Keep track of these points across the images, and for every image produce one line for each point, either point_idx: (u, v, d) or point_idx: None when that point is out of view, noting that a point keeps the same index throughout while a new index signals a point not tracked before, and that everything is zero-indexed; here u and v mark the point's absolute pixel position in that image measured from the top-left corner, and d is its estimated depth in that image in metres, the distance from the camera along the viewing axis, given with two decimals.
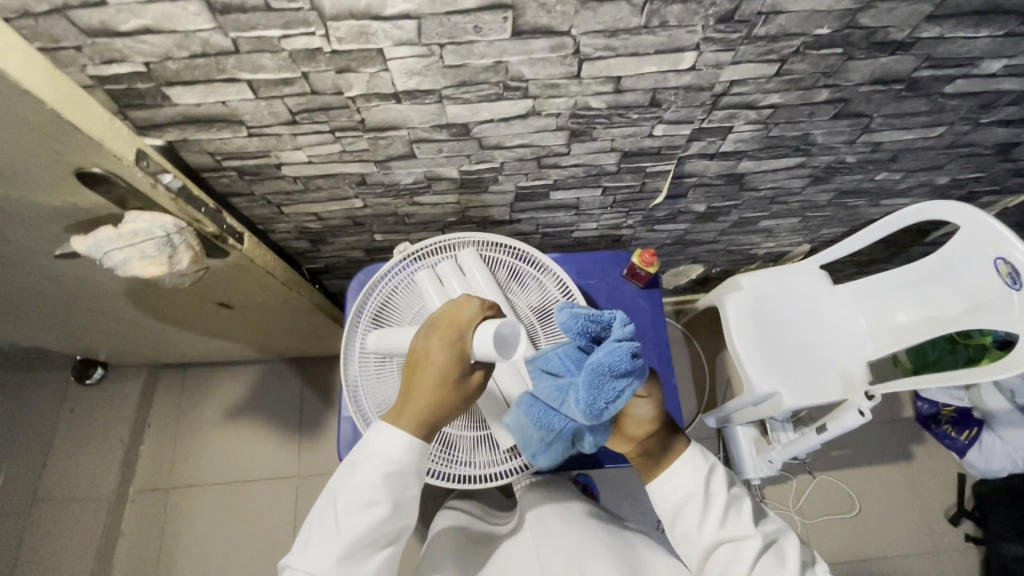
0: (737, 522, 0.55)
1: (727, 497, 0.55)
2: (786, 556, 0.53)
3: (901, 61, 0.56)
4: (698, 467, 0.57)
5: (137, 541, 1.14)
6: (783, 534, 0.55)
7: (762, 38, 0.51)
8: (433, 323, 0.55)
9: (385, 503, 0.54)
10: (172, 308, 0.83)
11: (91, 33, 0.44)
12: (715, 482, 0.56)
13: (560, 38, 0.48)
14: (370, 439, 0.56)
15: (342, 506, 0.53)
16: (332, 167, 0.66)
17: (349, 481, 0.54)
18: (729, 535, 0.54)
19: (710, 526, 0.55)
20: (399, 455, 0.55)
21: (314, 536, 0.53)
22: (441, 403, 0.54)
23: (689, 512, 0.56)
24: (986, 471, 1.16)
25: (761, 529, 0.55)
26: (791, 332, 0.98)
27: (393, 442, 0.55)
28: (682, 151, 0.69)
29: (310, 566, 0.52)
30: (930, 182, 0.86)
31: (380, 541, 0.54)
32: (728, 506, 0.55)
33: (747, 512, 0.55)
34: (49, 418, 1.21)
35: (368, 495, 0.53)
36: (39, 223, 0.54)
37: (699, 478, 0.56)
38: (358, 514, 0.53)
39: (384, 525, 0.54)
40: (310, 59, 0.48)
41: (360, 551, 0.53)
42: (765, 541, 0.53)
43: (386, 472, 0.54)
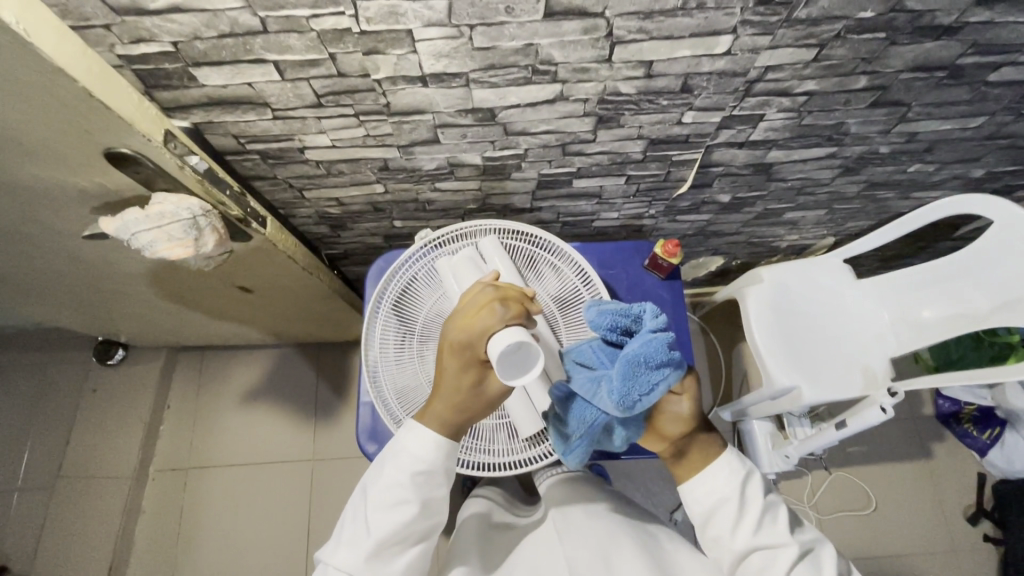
0: (773, 530, 0.54)
1: (763, 504, 0.55)
2: (822, 565, 0.53)
3: (946, 48, 0.54)
4: (735, 472, 0.56)
5: (157, 518, 1.17)
6: (818, 544, 0.55)
7: (802, 21, 0.49)
8: (453, 324, 0.54)
9: (414, 502, 0.54)
10: (193, 291, 0.84)
11: (121, 11, 0.43)
12: (751, 488, 0.56)
13: (593, 20, 0.47)
14: (400, 439, 0.57)
15: (372, 504, 0.54)
16: (355, 152, 0.65)
17: (379, 480, 0.55)
18: (765, 542, 0.53)
19: (744, 531, 0.54)
20: (428, 455, 0.55)
21: (345, 534, 0.54)
22: (459, 404, 0.54)
23: (722, 514, 0.55)
24: (1009, 470, 1.15)
25: (797, 537, 0.54)
26: (813, 326, 0.96)
27: (422, 442, 0.56)
28: (711, 139, 0.68)
29: (341, 563, 0.52)
30: (964, 174, 0.83)
31: (409, 540, 0.54)
32: (764, 512, 0.55)
33: (783, 520, 0.55)
34: (72, 397, 1.24)
35: (397, 494, 0.54)
36: (67, 203, 0.55)
37: (734, 481, 0.56)
38: (388, 512, 0.53)
39: (413, 524, 0.54)
40: (338, 40, 0.48)
41: (389, 549, 0.53)
42: (802, 550, 0.53)
43: (414, 472, 0.55)
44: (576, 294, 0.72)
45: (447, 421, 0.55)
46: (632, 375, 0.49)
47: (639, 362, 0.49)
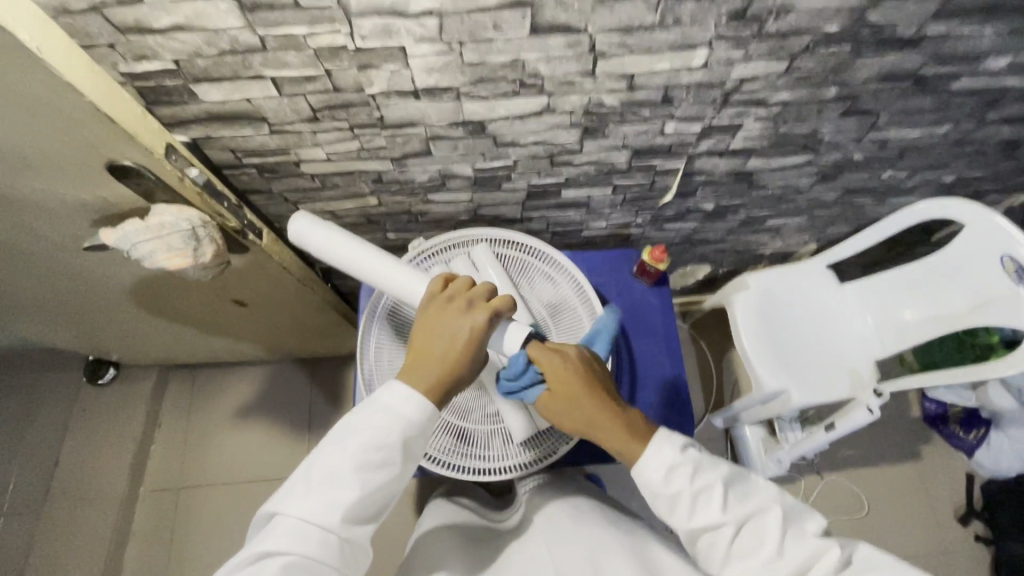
0: (707, 511, 0.52)
1: (691, 490, 0.52)
2: (766, 535, 0.51)
3: (909, 59, 0.58)
4: (657, 466, 0.53)
5: (148, 540, 1.15)
6: (762, 512, 0.52)
7: (772, 35, 0.52)
8: (468, 301, 0.55)
9: (398, 465, 0.51)
10: (188, 305, 0.84)
11: (125, 31, 0.45)
12: (677, 478, 0.52)
13: (576, 35, 0.50)
14: (388, 400, 0.52)
15: (354, 461, 0.49)
16: (349, 165, 0.67)
17: (363, 436, 0.50)
18: (702, 525, 0.52)
19: (680, 518, 0.53)
20: (417, 420, 0.52)
21: (316, 483, 0.49)
22: (464, 374, 0.54)
23: (658, 504, 0.54)
24: (994, 471, 1.17)
25: (734, 513, 0.51)
26: (800, 330, 0.99)
27: (411, 406, 0.52)
28: (693, 148, 0.71)
29: (309, 515, 0.47)
30: (936, 180, 0.87)
31: (380, 504, 0.51)
32: (694, 499, 0.52)
33: (717, 499, 0.51)
34: (62, 418, 1.23)
35: (385, 454, 0.50)
36: (67, 217, 0.56)
37: (660, 473, 0.53)
38: (371, 472, 0.50)
39: (389, 486, 0.51)
40: (334, 56, 0.50)
41: (361, 511, 0.49)
42: (738, 524, 0.51)
43: (406, 435, 0.52)
44: (569, 303, 0.74)
45: (448, 390, 0.54)
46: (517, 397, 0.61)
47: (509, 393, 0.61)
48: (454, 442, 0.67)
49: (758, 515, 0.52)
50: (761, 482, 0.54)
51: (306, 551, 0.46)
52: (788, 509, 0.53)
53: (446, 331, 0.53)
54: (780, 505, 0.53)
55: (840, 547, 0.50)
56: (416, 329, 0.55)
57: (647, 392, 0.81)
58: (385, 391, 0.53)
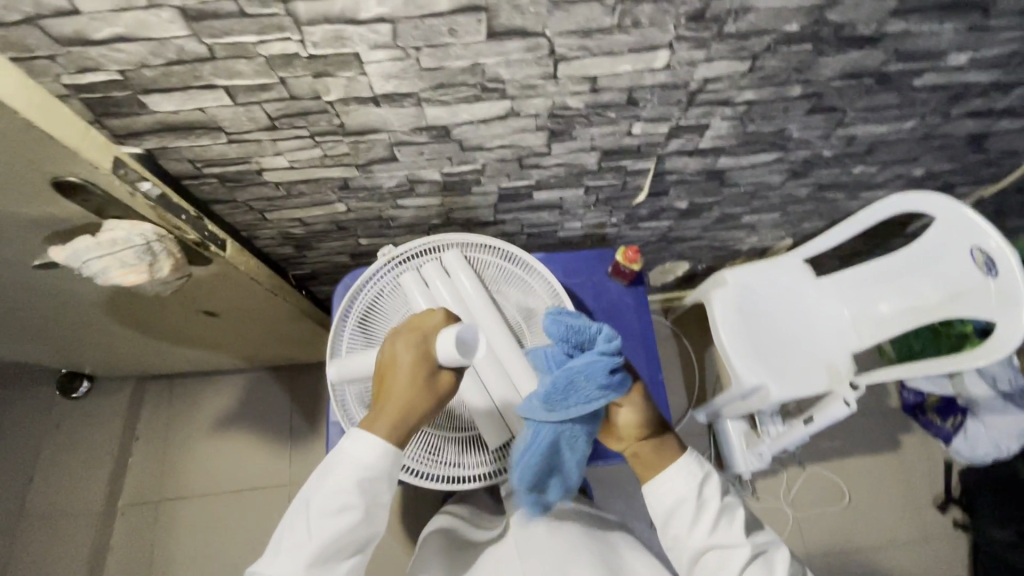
0: (728, 530, 0.56)
1: (718, 504, 0.57)
2: (774, 567, 0.55)
3: (872, 56, 0.58)
4: (690, 479, 0.58)
5: (127, 555, 1.13)
6: (772, 545, 0.57)
7: (733, 35, 0.52)
8: (407, 330, 0.57)
9: (359, 508, 0.53)
10: (156, 318, 0.82)
11: (65, 42, 0.44)
12: (709, 489, 0.58)
13: (534, 39, 0.49)
14: (346, 447, 0.55)
15: (315, 512, 0.52)
16: (314, 172, 0.66)
17: (321, 489, 0.53)
18: (720, 541, 0.56)
19: (699, 532, 0.57)
20: (376, 463, 0.54)
21: (286, 541, 0.52)
22: (419, 404, 0.54)
23: (681, 514, 0.57)
24: (971, 458, 1.16)
25: (751, 538, 0.57)
26: (778, 326, 0.99)
27: (367, 449, 0.54)
28: (662, 148, 0.70)
29: (280, 571, 0.50)
30: (906, 174, 0.88)
31: (349, 548, 0.53)
32: (719, 515, 0.57)
33: (739, 521, 0.57)
34: (34, 433, 1.20)
35: (342, 500, 0.52)
36: (16, 234, 0.54)
37: (694, 483, 0.57)
38: (331, 520, 0.52)
39: (355, 530, 0.53)
40: (287, 64, 0.49)
41: (330, 558, 0.52)
42: (755, 551, 0.55)
43: (361, 479, 0.53)
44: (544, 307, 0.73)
45: (400, 424, 0.54)
46: (596, 395, 0.54)
47: (595, 392, 0.54)
48: (424, 451, 0.66)
49: (769, 548, 0.57)
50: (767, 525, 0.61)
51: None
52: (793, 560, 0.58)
53: (388, 366, 0.56)
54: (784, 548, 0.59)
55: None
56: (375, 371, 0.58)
57: None
58: (344, 439, 0.55)
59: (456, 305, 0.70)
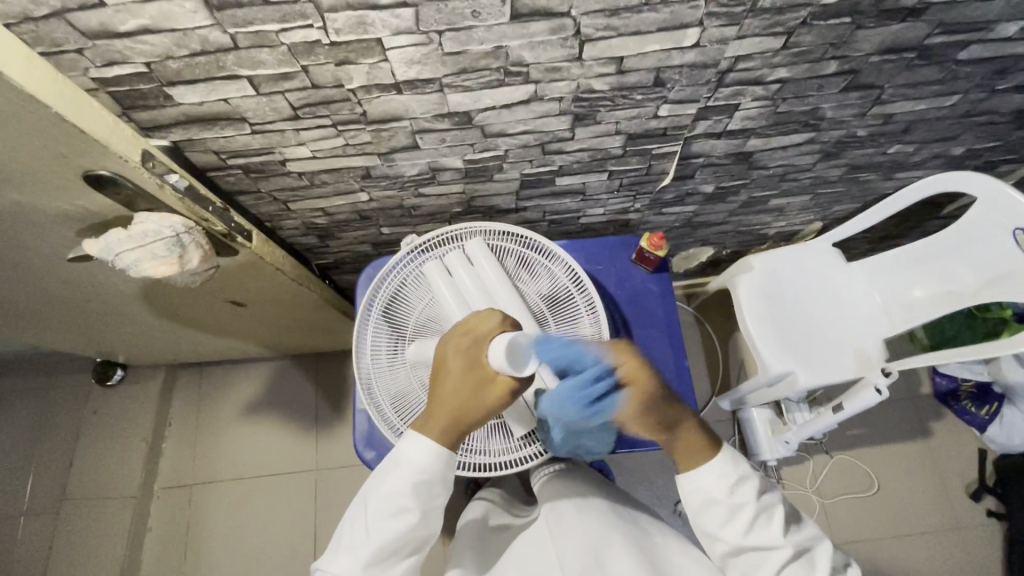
0: (765, 531, 0.55)
1: (756, 505, 0.56)
2: (813, 565, 0.54)
3: (913, 29, 0.55)
4: (724, 479, 0.57)
5: (163, 536, 1.17)
6: (814, 542, 0.56)
7: (767, 10, 0.50)
8: (456, 337, 0.55)
9: (414, 510, 0.54)
10: (185, 308, 0.84)
11: (92, 35, 0.44)
12: (743, 490, 0.57)
13: (560, 20, 0.48)
14: (401, 449, 0.56)
15: (372, 513, 0.54)
16: (337, 162, 0.66)
17: (378, 491, 0.55)
18: (756, 541, 0.55)
19: (733, 532, 0.56)
20: (429, 466, 0.55)
21: (346, 541, 0.54)
22: (466, 411, 0.54)
23: (713, 514, 0.57)
24: (1007, 445, 1.15)
25: (791, 538, 0.55)
26: (806, 313, 0.96)
27: (421, 452, 0.55)
28: (689, 131, 0.68)
29: (341, 569, 0.53)
30: (944, 153, 0.84)
31: (406, 549, 0.55)
32: (755, 516, 0.56)
33: (777, 522, 0.56)
34: (73, 420, 1.24)
35: (398, 502, 0.54)
36: (51, 227, 0.55)
37: (726, 484, 0.57)
38: (388, 521, 0.54)
39: (411, 533, 0.55)
40: (310, 52, 0.48)
41: (387, 559, 0.54)
42: (794, 553, 0.54)
43: (416, 482, 0.55)
44: (567, 294, 0.72)
45: (450, 429, 0.55)
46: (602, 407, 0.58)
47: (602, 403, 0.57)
48: None
49: (809, 545, 0.56)
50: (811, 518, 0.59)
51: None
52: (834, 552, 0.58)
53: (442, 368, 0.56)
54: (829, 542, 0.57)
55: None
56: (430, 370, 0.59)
57: None
58: (400, 441, 0.57)
59: (479, 292, 0.70)
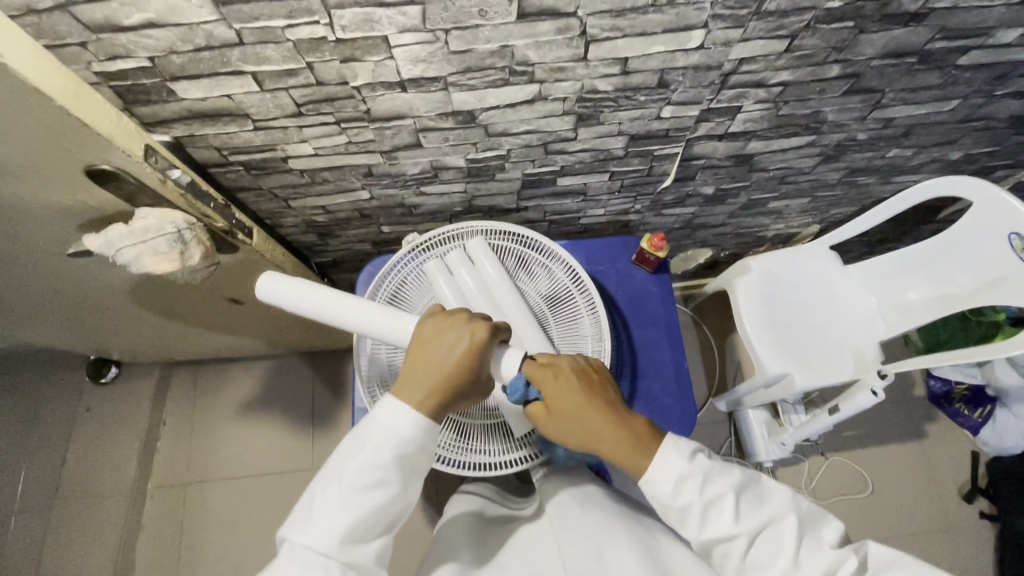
0: (719, 522, 0.51)
1: (701, 502, 0.51)
2: (780, 543, 0.50)
3: (915, 34, 0.55)
4: (667, 477, 0.52)
5: (157, 535, 1.16)
6: (776, 519, 0.51)
7: (772, 13, 0.50)
8: (472, 321, 0.55)
9: (395, 483, 0.52)
10: (183, 304, 0.83)
11: (95, 28, 0.43)
12: (687, 488, 0.52)
13: (566, 20, 0.48)
14: (382, 417, 0.54)
15: (350, 483, 0.51)
16: (338, 159, 0.66)
17: (356, 461, 0.52)
18: (714, 536, 0.51)
19: (692, 530, 0.52)
20: (413, 436, 0.53)
21: (318, 511, 0.51)
22: (455, 394, 0.55)
23: (668, 515, 0.53)
24: (1000, 447, 1.16)
25: (747, 522, 0.51)
26: (804, 316, 0.97)
27: (406, 423, 0.53)
28: (690, 133, 0.68)
29: (311, 542, 0.49)
30: (942, 158, 0.85)
31: (383, 524, 0.52)
32: (705, 511, 0.51)
33: (729, 510, 0.51)
34: (67, 418, 1.23)
35: (380, 474, 0.51)
36: (50, 221, 0.55)
37: (670, 486, 0.52)
38: (368, 493, 0.51)
39: (389, 506, 0.52)
40: (315, 49, 0.48)
41: (363, 532, 0.51)
42: (752, 536, 0.50)
43: (399, 454, 0.53)
44: (566, 293, 0.72)
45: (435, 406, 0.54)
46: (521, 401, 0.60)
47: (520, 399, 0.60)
48: (452, 438, 0.66)
49: (772, 524, 0.51)
50: (776, 487, 0.54)
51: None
52: (805, 516, 0.52)
53: (443, 346, 0.54)
54: (797, 512, 0.52)
55: (858, 555, 0.49)
56: (413, 340, 0.56)
57: (648, 380, 0.79)
58: (379, 406, 0.54)
59: (479, 291, 0.70)
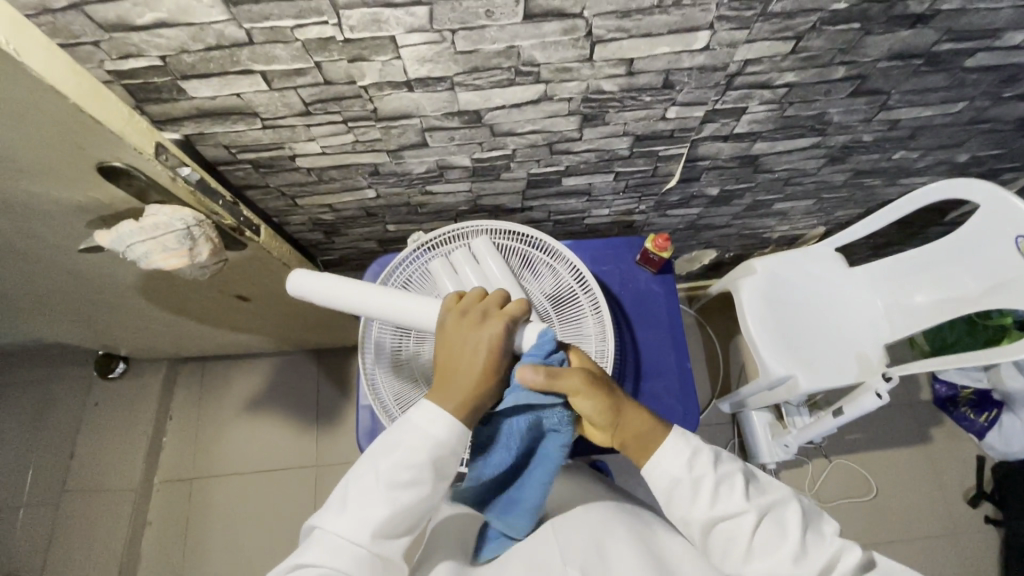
0: (729, 498, 0.52)
1: (715, 476, 0.53)
2: (786, 526, 0.51)
3: (921, 36, 0.55)
4: (680, 451, 0.54)
5: (163, 529, 1.17)
6: (782, 504, 0.52)
7: (777, 14, 0.50)
8: (494, 316, 0.57)
9: (427, 484, 0.52)
10: (191, 301, 0.84)
11: (108, 28, 0.44)
12: (699, 463, 0.54)
13: (572, 21, 0.48)
14: (418, 417, 0.54)
15: (385, 479, 0.51)
16: (345, 158, 0.66)
17: (392, 458, 0.52)
18: (724, 513, 0.51)
19: (700, 507, 0.52)
20: (449, 440, 0.53)
21: (351, 502, 0.51)
22: (491, 391, 0.55)
23: (678, 493, 0.53)
24: (1006, 452, 1.15)
25: (755, 501, 0.52)
26: (808, 318, 0.96)
27: (441, 424, 0.53)
28: (695, 134, 0.69)
29: (342, 532, 0.49)
30: (949, 160, 0.84)
31: (412, 523, 0.52)
32: (716, 484, 0.52)
33: (739, 487, 0.52)
34: (75, 413, 1.24)
35: (415, 474, 0.52)
36: (62, 217, 0.56)
37: (683, 460, 0.54)
38: (401, 490, 0.51)
39: (421, 506, 0.52)
40: (323, 48, 0.49)
41: (393, 528, 0.51)
42: (759, 515, 0.51)
43: (434, 456, 0.53)
44: (571, 293, 0.73)
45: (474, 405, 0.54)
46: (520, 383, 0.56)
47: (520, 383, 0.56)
48: None
49: (779, 508, 0.52)
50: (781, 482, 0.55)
51: (339, 565, 0.48)
52: (807, 508, 0.53)
53: (470, 344, 0.55)
54: (801, 502, 0.53)
55: (861, 552, 0.50)
56: (438, 338, 0.57)
57: (651, 381, 0.79)
58: (414, 410, 0.55)
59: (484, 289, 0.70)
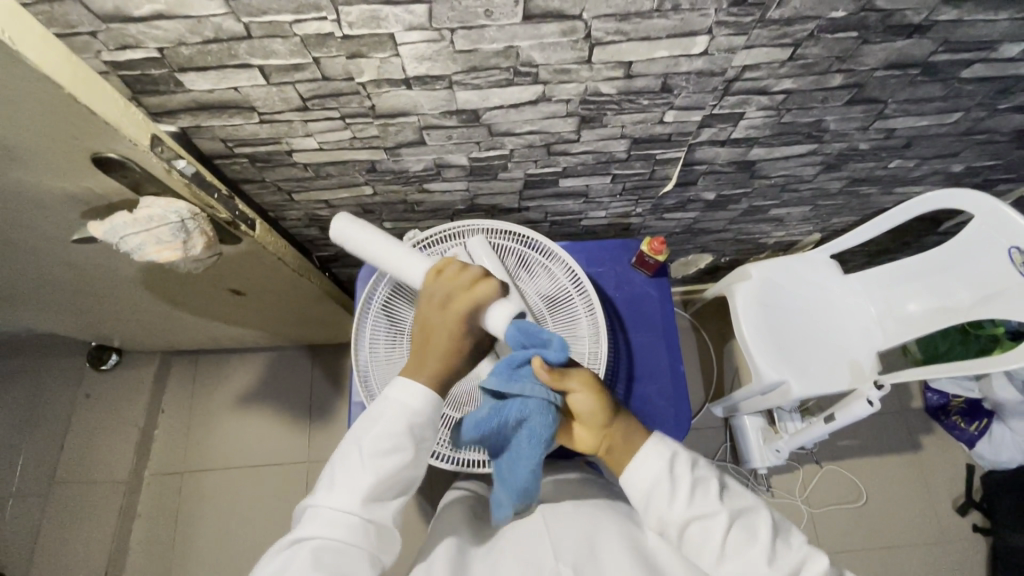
0: (704, 500, 0.52)
1: (692, 477, 0.53)
2: (757, 529, 0.51)
3: (918, 45, 0.56)
4: (660, 453, 0.54)
5: (153, 521, 1.17)
6: (753, 509, 0.53)
7: (776, 21, 0.50)
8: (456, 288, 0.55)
9: (410, 449, 0.53)
10: (184, 294, 0.84)
11: (105, 18, 0.44)
12: (678, 464, 0.54)
13: (571, 22, 0.48)
14: (395, 394, 0.55)
15: (367, 449, 0.52)
16: (342, 154, 0.66)
17: (372, 429, 0.53)
18: (699, 514, 0.52)
19: (678, 508, 0.52)
20: (425, 411, 0.54)
21: (338, 476, 0.52)
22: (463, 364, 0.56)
23: (659, 494, 0.53)
24: (993, 462, 1.18)
25: (729, 504, 0.53)
26: (802, 323, 0.97)
27: (415, 398, 0.54)
28: (693, 138, 0.69)
29: (333, 503, 0.50)
30: (944, 169, 0.85)
31: (400, 486, 0.53)
32: (693, 485, 0.53)
33: (714, 490, 0.53)
34: (65, 405, 1.24)
35: (394, 441, 0.52)
36: (57, 207, 0.55)
37: (664, 461, 0.54)
38: (384, 458, 0.52)
39: (405, 471, 0.53)
40: (321, 44, 0.49)
41: (383, 494, 0.52)
42: (733, 517, 0.52)
43: (410, 422, 0.54)
44: (566, 294, 0.73)
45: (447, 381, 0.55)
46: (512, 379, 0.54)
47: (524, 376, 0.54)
48: (449, 433, 0.67)
49: (749, 514, 0.53)
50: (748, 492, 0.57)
51: (334, 534, 0.49)
52: (776, 518, 0.54)
53: (439, 330, 0.54)
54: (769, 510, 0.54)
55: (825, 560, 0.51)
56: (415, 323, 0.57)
57: (643, 384, 0.80)
58: (390, 387, 0.55)
59: None
